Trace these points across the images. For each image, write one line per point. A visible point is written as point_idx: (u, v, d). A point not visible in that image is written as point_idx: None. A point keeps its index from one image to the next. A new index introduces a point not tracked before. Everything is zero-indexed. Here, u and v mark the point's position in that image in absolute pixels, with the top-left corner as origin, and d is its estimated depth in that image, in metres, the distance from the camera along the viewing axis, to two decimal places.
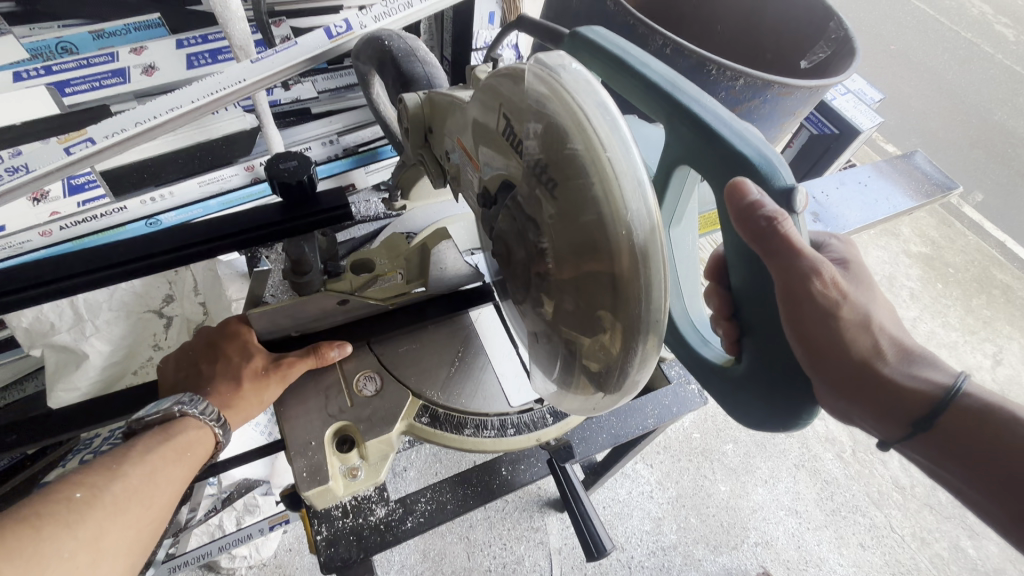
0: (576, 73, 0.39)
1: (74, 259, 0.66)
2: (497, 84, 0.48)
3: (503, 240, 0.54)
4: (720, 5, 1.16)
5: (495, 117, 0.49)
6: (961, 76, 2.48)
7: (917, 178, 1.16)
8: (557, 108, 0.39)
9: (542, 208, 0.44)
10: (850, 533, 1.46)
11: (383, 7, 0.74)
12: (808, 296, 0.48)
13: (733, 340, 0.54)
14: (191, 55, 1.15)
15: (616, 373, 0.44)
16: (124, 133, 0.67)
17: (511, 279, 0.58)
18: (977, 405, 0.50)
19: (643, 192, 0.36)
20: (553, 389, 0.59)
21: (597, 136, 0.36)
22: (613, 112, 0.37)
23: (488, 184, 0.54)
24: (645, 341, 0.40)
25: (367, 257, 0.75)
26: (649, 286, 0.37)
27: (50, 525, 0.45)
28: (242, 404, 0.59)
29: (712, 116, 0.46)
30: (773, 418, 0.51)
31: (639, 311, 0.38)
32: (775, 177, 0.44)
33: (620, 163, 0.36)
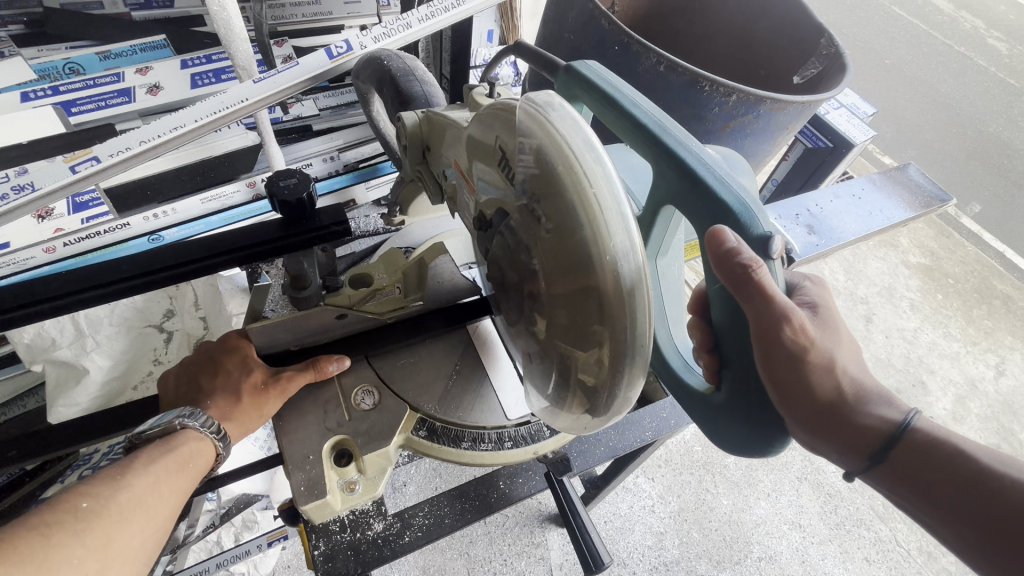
0: (563, 111, 0.41)
1: (76, 276, 0.67)
2: (493, 115, 0.49)
3: (498, 263, 0.55)
4: (713, 24, 1.19)
5: (491, 147, 0.50)
6: (955, 89, 2.51)
7: (912, 189, 1.18)
8: (547, 146, 0.40)
9: (535, 237, 0.45)
10: (855, 547, 1.45)
11: (383, 28, 0.75)
12: (781, 340, 0.48)
13: (711, 366, 0.54)
14: (195, 75, 1.17)
15: (606, 394, 0.45)
16: (128, 152, 0.69)
17: (505, 302, 0.58)
18: (929, 439, 0.52)
19: (628, 228, 0.38)
20: (546, 407, 0.59)
21: (585, 174, 0.38)
22: (598, 150, 0.39)
23: (484, 208, 0.55)
24: (633, 364, 0.41)
25: (367, 271, 0.78)
26: (635, 317, 0.39)
27: (58, 534, 0.45)
28: (242, 417, 0.60)
29: (697, 161, 0.48)
30: (750, 443, 0.50)
31: (627, 340, 0.40)
32: (753, 224, 0.45)
33: (607, 199, 0.38)
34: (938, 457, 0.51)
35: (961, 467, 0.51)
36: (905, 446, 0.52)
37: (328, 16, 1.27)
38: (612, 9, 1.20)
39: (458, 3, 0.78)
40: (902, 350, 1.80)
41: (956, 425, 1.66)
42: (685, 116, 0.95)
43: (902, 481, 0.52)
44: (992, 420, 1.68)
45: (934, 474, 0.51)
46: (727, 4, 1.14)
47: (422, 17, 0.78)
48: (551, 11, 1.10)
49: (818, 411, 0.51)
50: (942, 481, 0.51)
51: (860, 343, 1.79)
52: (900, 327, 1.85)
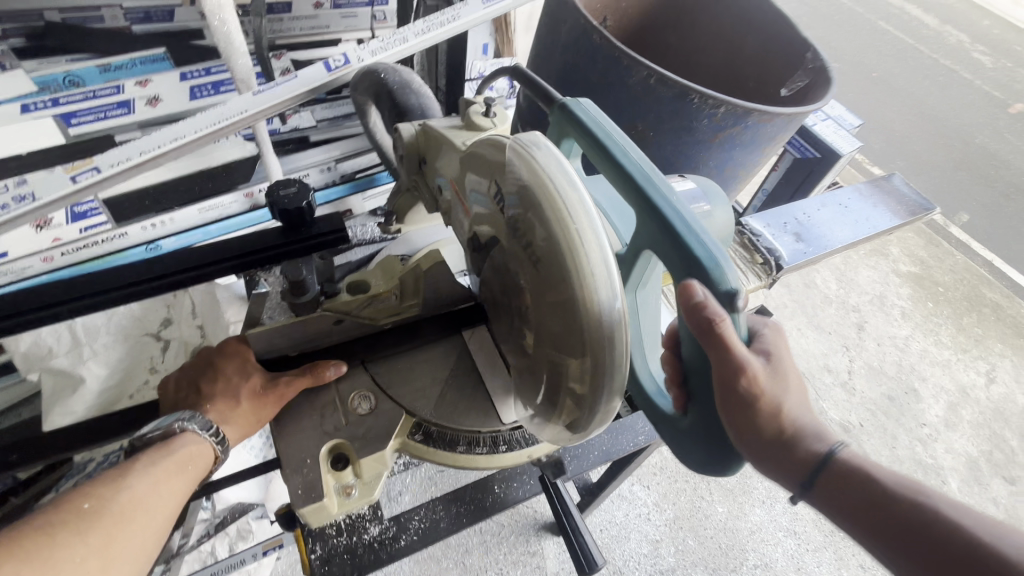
0: (549, 153, 0.44)
1: (74, 285, 0.68)
2: (485, 150, 0.52)
3: (493, 284, 0.60)
4: (701, 39, 1.23)
5: (483, 176, 0.53)
6: (941, 102, 2.57)
7: (897, 198, 1.21)
8: (534, 188, 0.43)
9: (523, 266, 0.49)
10: (850, 554, 1.46)
11: (379, 43, 0.79)
12: (737, 388, 0.48)
13: (680, 395, 0.55)
14: (194, 87, 1.19)
15: (586, 411, 0.48)
16: (128, 162, 0.70)
17: (500, 318, 0.63)
18: (856, 469, 0.51)
19: (607, 269, 0.41)
20: (532, 419, 0.61)
21: (569, 215, 0.42)
22: (582, 193, 0.42)
23: (476, 230, 0.58)
24: (610, 388, 0.45)
25: (363, 278, 0.79)
26: (611, 350, 0.43)
27: (62, 533, 0.48)
28: (240, 419, 0.60)
29: (674, 212, 0.49)
30: (711, 472, 0.52)
31: (604, 365, 0.44)
32: (722, 279, 0.46)
33: (589, 238, 0.41)
34: (864, 486, 0.50)
35: (885, 490, 0.49)
36: (836, 478, 0.51)
37: (325, 29, 1.30)
38: (603, 24, 1.23)
39: (454, 18, 0.80)
40: (895, 358, 1.82)
41: (947, 432, 1.68)
42: (675, 127, 0.97)
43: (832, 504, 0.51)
44: (984, 427, 1.70)
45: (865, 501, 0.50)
46: (715, 18, 1.18)
47: (418, 31, 0.80)
48: (544, 26, 1.13)
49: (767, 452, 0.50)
50: (867, 503, 0.50)
51: (852, 351, 1.81)
52: (891, 335, 1.88)
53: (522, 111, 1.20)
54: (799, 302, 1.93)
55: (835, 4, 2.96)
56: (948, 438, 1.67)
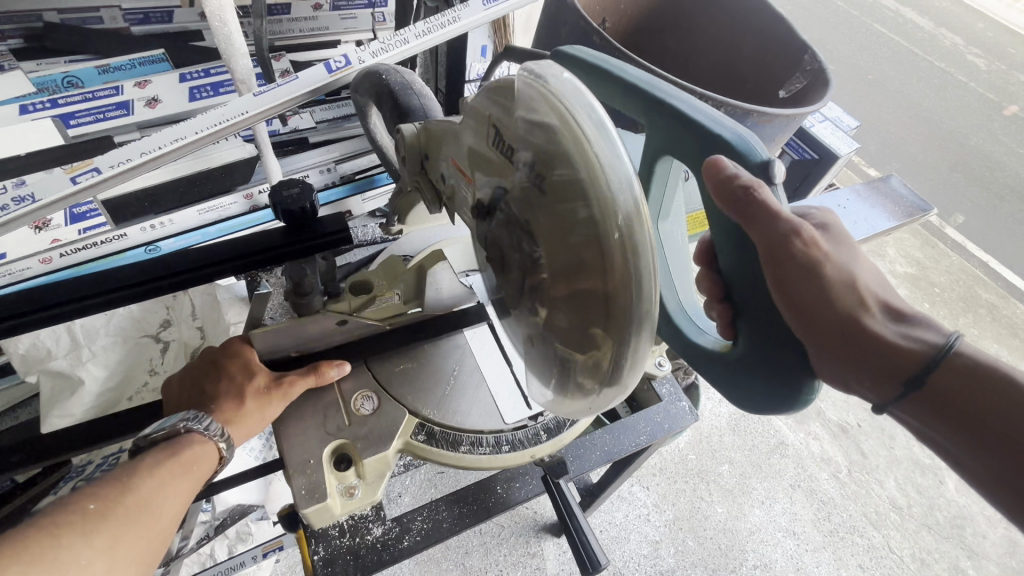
0: (565, 80, 0.42)
1: (76, 284, 0.68)
2: (491, 97, 0.50)
3: (501, 246, 0.55)
4: (698, 41, 1.24)
5: (489, 127, 0.51)
6: (936, 104, 2.59)
7: (895, 199, 1.21)
8: (546, 111, 0.42)
9: (536, 209, 0.46)
10: (848, 554, 1.46)
11: (380, 44, 0.78)
12: (790, 258, 0.51)
13: (723, 310, 0.55)
14: (192, 89, 1.19)
15: (612, 362, 0.45)
16: (130, 163, 0.70)
17: (506, 287, 0.59)
18: (970, 362, 0.53)
19: (630, 186, 0.38)
20: (550, 396, 0.61)
21: (584, 135, 0.39)
22: (599, 112, 0.40)
23: (482, 194, 0.55)
24: (638, 332, 0.42)
25: (366, 278, 0.79)
26: (639, 276, 0.39)
27: (68, 534, 0.47)
28: (244, 421, 0.60)
29: (690, 107, 0.50)
30: (771, 394, 0.51)
31: (631, 295, 0.40)
32: (751, 153, 0.47)
33: (606, 157, 0.39)
34: (962, 386, 0.53)
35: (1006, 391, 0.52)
36: (938, 370, 0.53)
37: (323, 31, 1.30)
38: (602, 26, 1.24)
39: (454, 20, 0.81)
40: None
41: None
42: None
43: (935, 405, 0.54)
44: None
45: (968, 405, 0.53)
46: (713, 20, 1.19)
47: (419, 33, 0.80)
48: (543, 28, 1.14)
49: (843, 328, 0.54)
50: (984, 402, 0.52)
51: None
52: None
53: None
54: None
55: (831, 6, 2.98)
56: None
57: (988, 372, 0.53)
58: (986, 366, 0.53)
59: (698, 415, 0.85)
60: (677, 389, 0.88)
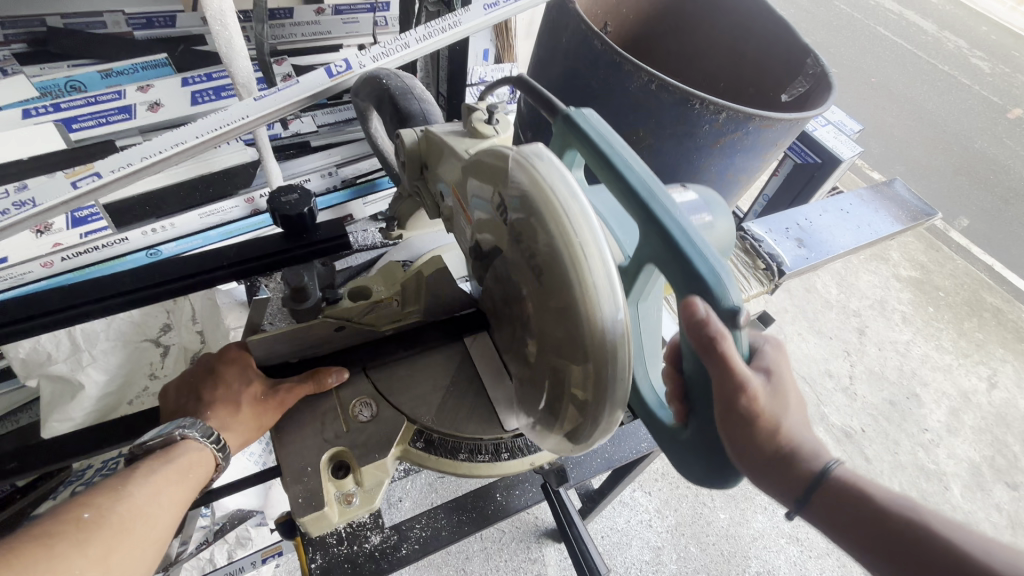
0: (552, 167, 0.44)
1: (77, 289, 0.69)
2: (484, 160, 0.52)
3: (494, 293, 0.60)
4: (700, 45, 1.23)
5: (483, 191, 0.53)
6: (941, 107, 2.57)
7: (899, 203, 1.20)
8: (532, 191, 0.44)
9: (525, 276, 0.49)
10: (853, 561, 1.44)
11: (381, 48, 0.77)
12: (735, 408, 0.42)
13: (681, 409, 0.49)
14: (195, 93, 1.22)
15: (588, 422, 0.48)
16: (131, 167, 0.70)
17: (500, 328, 0.64)
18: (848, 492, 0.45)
19: (611, 287, 0.42)
20: (534, 428, 0.60)
21: (570, 230, 0.42)
22: (585, 208, 0.42)
23: (477, 238, 0.58)
24: (612, 405, 0.46)
25: (364, 284, 0.80)
26: (615, 362, 0.43)
27: (61, 544, 0.47)
28: (242, 426, 0.60)
29: (679, 228, 0.44)
30: (710, 473, 0.47)
31: (606, 376, 0.44)
32: (724, 296, 0.41)
33: (591, 258, 0.42)
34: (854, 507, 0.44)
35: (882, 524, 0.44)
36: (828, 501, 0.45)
37: (327, 35, 1.32)
38: (604, 30, 1.24)
39: (455, 24, 0.80)
40: (896, 363, 1.81)
41: (949, 437, 1.67)
42: (676, 133, 0.97)
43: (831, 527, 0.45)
44: (986, 432, 1.69)
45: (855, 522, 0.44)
46: (716, 23, 1.18)
47: (420, 37, 0.80)
48: (545, 31, 1.13)
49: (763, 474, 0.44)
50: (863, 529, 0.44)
51: (853, 356, 1.80)
52: (893, 339, 1.87)
53: (522, 112, 1.20)
54: (799, 308, 1.92)
55: (833, 9, 2.97)
56: (951, 443, 1.65)
57: (862, 497, 0.44)
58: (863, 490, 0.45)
59: None
60: None
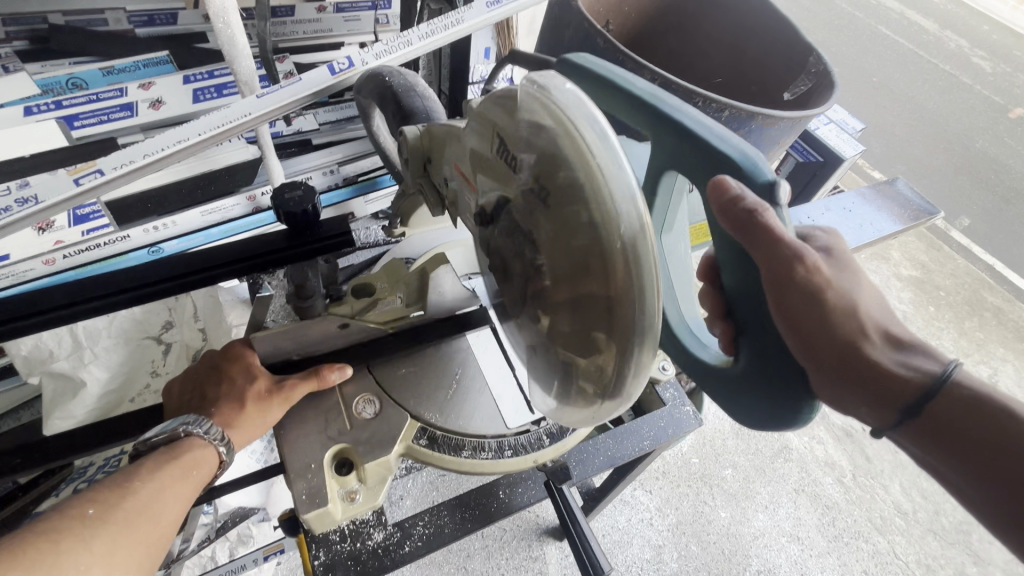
0: (566, 91, 0.42)
1: (80, 285, 0.69)
2: (491, 109, 0.51)
3: (502, 256, 0.56)
4: (703, 43, 1.23)
5: (489, 147, 0.52)
6: (942, 106, 2.57)
7: (902, 202, 1.20)
8: (550, 124, 0.42)
9: (538, 217, 0.46)
10: (853, 560, 1.45)
11: (384, 46, 0.77)
12: (794, 280, 0.47)
13: (726, 329, 0.52)
14: (197, 90, 1.22)
15: (616, 368, 0.44)
16: (132, 165, 0.69)
17: (509, 293, 0.59)
18: (964, 395, 0.49)
19: (632, 196, 0.38)
20: (553, 406, 0.61)
21: (585, 146, 0.39)
22: (600, 122, 0.40)
23: (485, 205, 0.56)
24: (640, 342, 0.41)
25: (368, 281, 0.77)
26: (642, 286, 0.39)
27: (66, 539, 0.47)
28: (246, 423, 0.60)
29: (694, 122, 0.46)
30: (774, 419, 0.48)
31: (633, 305, 0.40)
32: (757, 173, 0.43)
33: (609, 170, 0.38)
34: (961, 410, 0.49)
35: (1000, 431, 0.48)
36: (936, 404, 0.50)
37: (329, 33, 1.31)
38: (606, 28, 1.24)
39: (457, 22, 0.80)
40: None
41: None
42: None
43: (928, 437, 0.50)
44: None
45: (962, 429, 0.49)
46: (718, 21, 1.18)
47: (422, 34, 0.79)
48: (547, 28, 1.13)
49: (831, 353, 0.49)
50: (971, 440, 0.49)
51: None
52: None
53: None
54: None
55: (835, 8, 2.97)
56: None
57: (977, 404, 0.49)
58: (981, 396, 0.49)
59: (702, 420, 0.84)
60: (681, 394, 0.87)
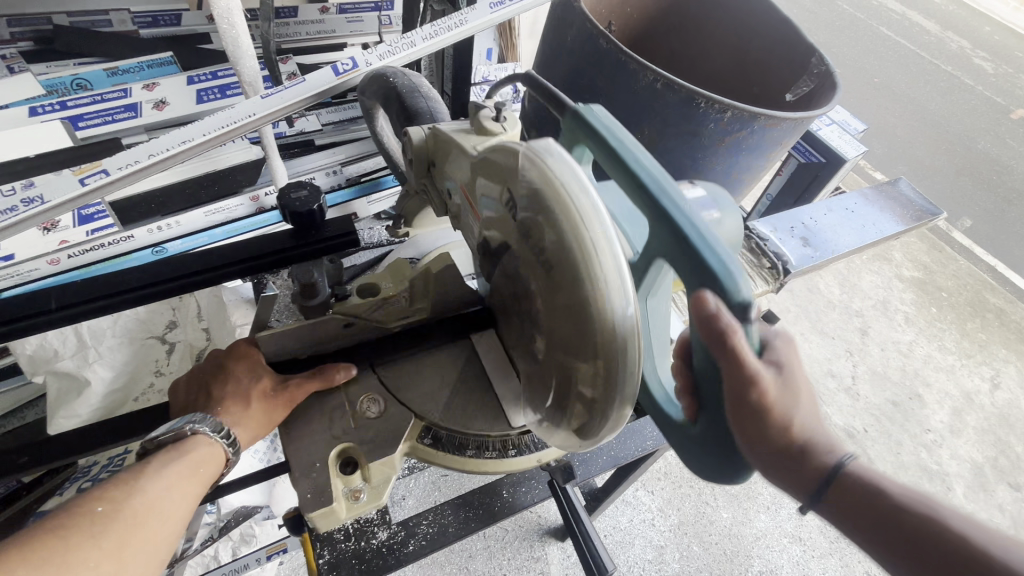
0: (560, 158, 0.45)
1: (86, 285, 0.69)
2: (493, 157, 0.53)
3: (501, 289, 0.61)
4: (705, 44, 1.23)
5: (491, 188, 0.54)
6: (944, 107, 2.57)
7: (904, 203, 1.20)
8: (543, 187, 0.45)
9: (532, 270, 0.50)
10: (856, 561, 1.45)
11: (387, 46, 0.77)
12: (747, 398, 0.42)
13: (690, 403, 0.48)
14: (201, 91, 1.19)
15: (596, 416, 0.49)
16: (138, 165, 0.70)
17: (508, 324, 0.64)
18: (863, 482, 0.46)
19: (620, 273, 0.42)
20: (540, 424, 0.60)
21: (579, 219, 0.42)
22: (591, 196, 0.43)
23: (486, 238, 0.58)
24: (621, 397, 0.45)
25: (374, 281, 0.81)
26: (625, 350, 0.43)
27: (75, 538, 0.48)
28: (252, 422, 0.60)
29: (685, 216, 0.42)
30: (724, 465, 0.46)
31: (617, 366, 0.44)
32: (735, 290, 0.39)
33: (600, 245, 0.42)
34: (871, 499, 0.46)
35: (909, 518, 0.45)
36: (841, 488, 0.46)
37: (332, 33, 1.32)
38: (608, 29, 1.25)
39: (461, 23, 0.80)
40: (898, 363, 1.81)
41: (951, 438, 1.67)
42: (682, 132, 0.97)
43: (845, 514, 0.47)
44: (989, 433, 1.69)
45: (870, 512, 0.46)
46: (720, 23, 1.18)
47: (426, 35, 0.79)
48: (550, 29, 1.14)
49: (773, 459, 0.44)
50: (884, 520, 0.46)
51: (856, 356, 1.80)
52: (895, 339, 1.87)
53: (527, 112, 1.20)
54: (802, 307, 1.92)
55: (836, 9, 2.97)
56: (953, 444, 1.65)
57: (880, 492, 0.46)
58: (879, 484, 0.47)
59: None
60: None
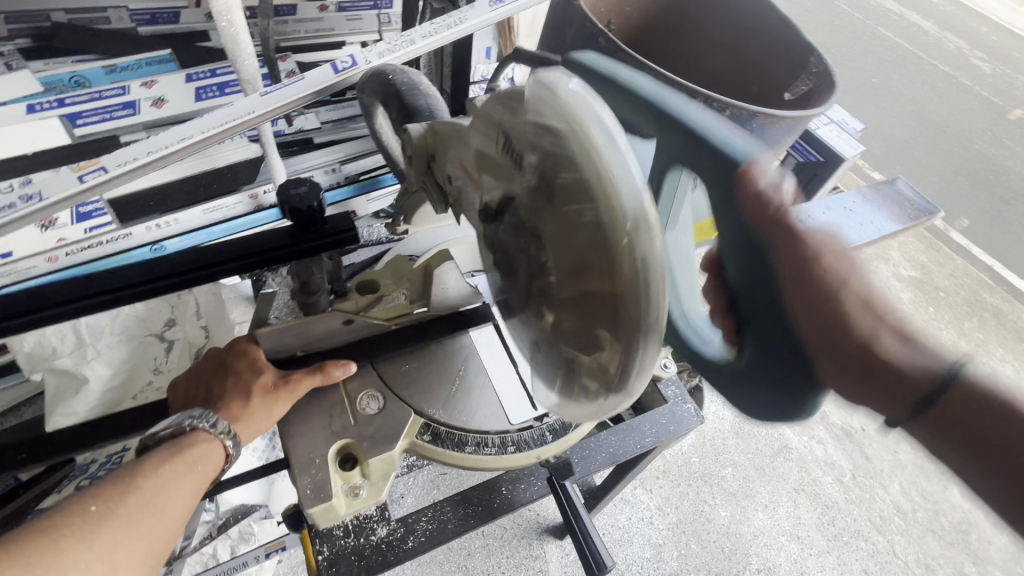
0: (573, 89, 0.41)
1: (83, 282, 0.69)
2: (498, 103, 0.50)
3: (508, 254, 0.57)
4: (704, 43, 1.23)
5: (496, 136, 0.51)
6: (944, 106, 2.56)
7: (901, 203, 1.20)
8: (556, 120, 0.41)
9: (544, 215, 0.46)
10: (853, 559, 1.45)
11: (387, 44, 0.78)
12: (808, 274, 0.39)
13: (729, 324, 0.46)
14: (199, 89, 1.20)
15: (619, 369, 0.44)
16: (136, 162, 0.70)
17: (513, 293, 0.61)
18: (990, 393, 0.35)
19: (640, 195, 0.38)
20: (556, 400, 0.62)
21: (594, 145, 0.39)
22: (608, 123, 0.39)
23: (491, 199, 0.56)
24: (645, 341, 0.40)
25: (371, 277, 0.78)
26: (648, 283, 0.38)
27: (66, 538, 0.48)
28: (253, 418, 0.60)
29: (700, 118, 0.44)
30: (780, 405, 0.42)
31: (638, 304, 0.39)
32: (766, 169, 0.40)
33: (617, 169, 0.38)
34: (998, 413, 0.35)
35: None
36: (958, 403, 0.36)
37: (330, 32, 1.32)
38: (607, 28, 1.25)
39: (461, 20, 0.80)
40: None
41: None
42: None
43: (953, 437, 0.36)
44: None
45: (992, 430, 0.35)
46: (719, 22, 1.18)
47: (425, 33, 0.79)
48: (549, 27, 1.14)
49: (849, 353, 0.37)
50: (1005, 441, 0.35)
51: None
52: None
53: None
54: None
55: None
56: None
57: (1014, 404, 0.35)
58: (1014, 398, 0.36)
59: (704, 417, 0.85)
60: (682, 390, 0.88)
